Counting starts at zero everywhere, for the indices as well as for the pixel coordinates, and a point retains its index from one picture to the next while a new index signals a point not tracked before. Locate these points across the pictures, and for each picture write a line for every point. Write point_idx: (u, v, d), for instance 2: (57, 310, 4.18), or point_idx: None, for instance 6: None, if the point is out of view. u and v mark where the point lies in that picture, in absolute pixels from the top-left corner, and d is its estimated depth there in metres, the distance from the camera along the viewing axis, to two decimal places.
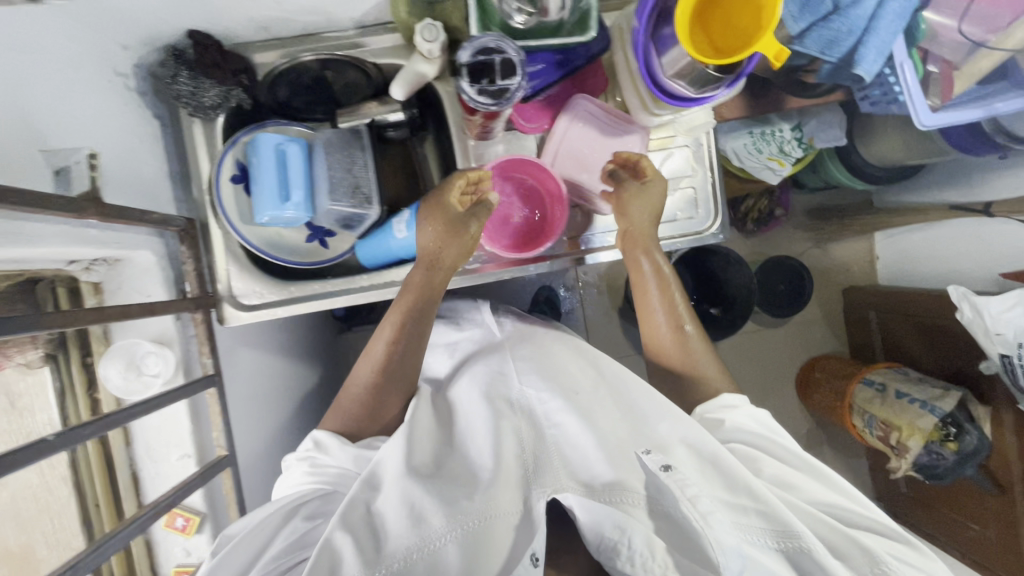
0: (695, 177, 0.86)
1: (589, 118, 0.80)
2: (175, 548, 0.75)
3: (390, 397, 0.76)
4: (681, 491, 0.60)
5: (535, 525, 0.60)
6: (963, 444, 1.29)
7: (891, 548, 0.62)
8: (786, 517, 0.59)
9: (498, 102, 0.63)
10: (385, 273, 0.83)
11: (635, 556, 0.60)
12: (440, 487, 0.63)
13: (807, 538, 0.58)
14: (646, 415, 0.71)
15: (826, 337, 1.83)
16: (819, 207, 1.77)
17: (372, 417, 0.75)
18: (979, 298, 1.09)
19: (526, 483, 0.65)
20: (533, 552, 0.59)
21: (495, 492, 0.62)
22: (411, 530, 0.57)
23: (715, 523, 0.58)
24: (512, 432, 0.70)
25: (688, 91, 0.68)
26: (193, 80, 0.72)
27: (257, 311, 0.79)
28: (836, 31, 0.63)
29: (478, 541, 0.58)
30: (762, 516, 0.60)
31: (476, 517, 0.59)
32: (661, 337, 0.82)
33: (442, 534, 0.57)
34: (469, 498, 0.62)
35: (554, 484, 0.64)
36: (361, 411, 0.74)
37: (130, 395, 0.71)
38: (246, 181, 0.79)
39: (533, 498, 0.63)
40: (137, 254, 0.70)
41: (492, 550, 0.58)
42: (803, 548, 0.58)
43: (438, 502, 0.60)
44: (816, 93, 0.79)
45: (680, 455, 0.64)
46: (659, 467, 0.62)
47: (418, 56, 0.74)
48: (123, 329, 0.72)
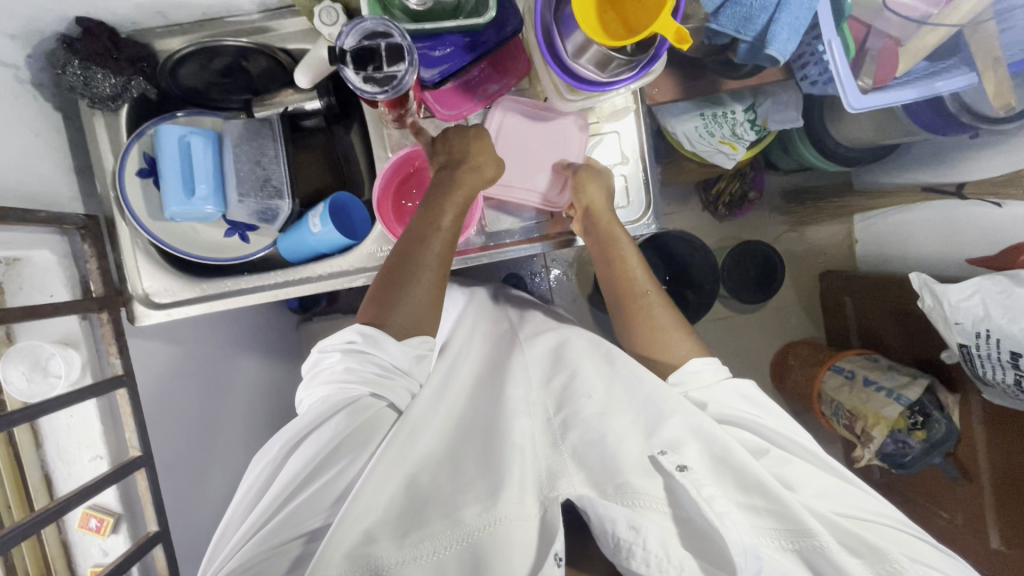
0: (629, 163, 0.82)
1: (519, 114, 0.79)
2: (92, 548, 0.75)
3: (421, 308, 0.66)
4: (696, 491, 0.56)
5: (554, 529, 0.57)
6: (931, 432, 1.27)
7: (899, 538, 0.60)
8: (798, 516, 0.57)
9: (385, 90, 0.59)
10: (301, 268, 0.81)
11: (653, 558, 0.56)
12: (454, 484, 0.60)
13: (823, 537, 0.56)
14: (658, 403, 0.65)
15: (802, 321, 1.80)
16: (796, 188, 1.72)
17: (409, 318, 0.65)
18: (939, 286, 1.04)
19: (542, 485, 0.62)
20: (557, 552, 0.55)
21: (513, 491, 0.58)
22: (444, 523, 0.56)
23: (730, 523, 0.54)
24: (526, 425, 0.67)
25: (598, 75, 0.64)
26: (83, 70, 0.69)
27: (169, 311, 0.77)
28: (749, 8, 0.59)
29: (494, 544, 0.55)
30: (773, 516, 0.58)
31: (502, 509, 0.57)
32: (626, 308, 0.79)
33: (468, 528, 0.56)
34: (479, 497, 0.58)
35: (568, 485, 0.61)
36: (389, 301, 0.65)
37: (33, 399, 0.68)
38: (154, 176, 0.76)
39: (548, 501, 0.60)
40: (35, 254, 0.68)
41: (506, 553, 0.55)
42: (818, 548, 0.56)
43: (460, 499, 0.58)
44: (743, 73, 0.75)
45: (697, 454, 0.61)
46: (676, 467, 0.59)
47: (322, 41, 0.70)
48: (28, 329, 0.70)
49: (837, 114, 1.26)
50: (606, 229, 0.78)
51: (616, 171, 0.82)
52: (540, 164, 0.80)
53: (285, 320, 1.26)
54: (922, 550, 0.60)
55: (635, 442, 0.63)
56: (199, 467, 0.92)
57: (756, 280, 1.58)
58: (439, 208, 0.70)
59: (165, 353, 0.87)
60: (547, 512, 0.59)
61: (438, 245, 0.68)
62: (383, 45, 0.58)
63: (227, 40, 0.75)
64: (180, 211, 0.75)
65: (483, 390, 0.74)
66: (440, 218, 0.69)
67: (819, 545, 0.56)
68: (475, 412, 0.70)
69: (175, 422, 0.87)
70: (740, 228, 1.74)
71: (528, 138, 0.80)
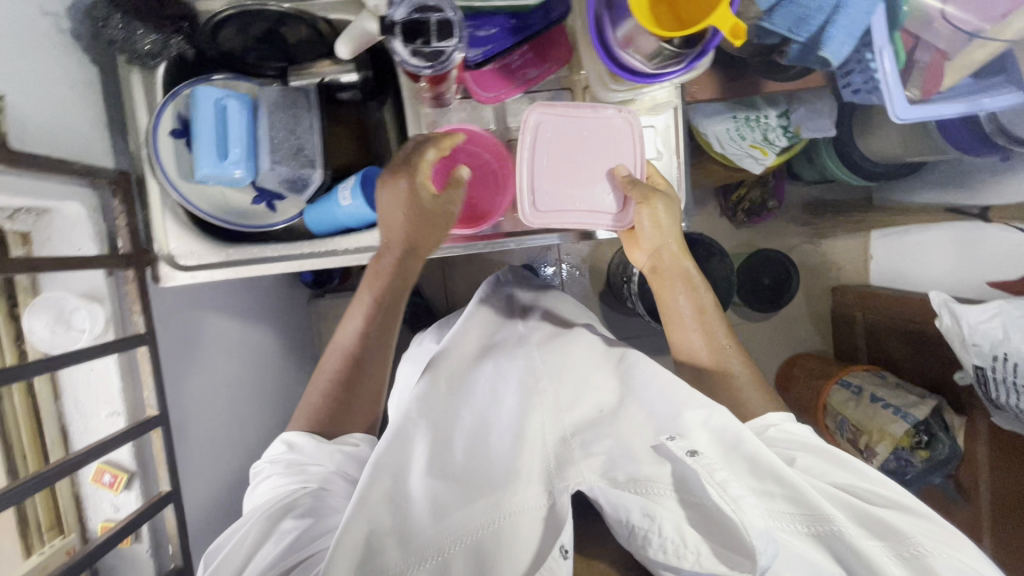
0: (662, 161, 0.81)
1: (556, 125, 0.74)
2: (103, 503, 0.75)
3: (364, 403, 0.74)
4: (707, 474, 0.54)
5: (561, 521, 0.56)
6: (934, 452, 1.28)
7: (931, 530, 0.56)
8: (813, 502, 0.56)
9: (432, 65, 0.58)
10: (327, 241, 0.80)
11: (670, 545, 0.53)
12: (462, 488, 0.61)
13: (840, 523, 0.54)
14: (660, 412, 0.67)
15: (810, 335, 1.79)
16: (815, 201, 1.71)
17: (346, 406, 0.73)
18: (959, 306, 1.03)
19: (550, 475, 0.62)
20: (563, 544, 0.54)
21: (518, 488, 0.60)
22: (436, 523, 0.57)
23: (747, 507, 0.51)
24: (539, 422, 0.69)
25: (646, 66, 0.63)
26: (125, 25, 0.69)
27: (194, 274, 0.77)
28: (805, 8, 0.58)
29: (495, 543, 0.56)
30: (789, 500, 0.56)
31: (503, 510, 0.58)
32: (691, 342, 0.79)
33: (465, 526, 0.56)
34: (486, 496, 0.60)
35: (578, 475, 0.60)
36: (330, 403, 0.72)
37: (54, 349, 0.70)
38: (187, 137, 0.76)
39: (556, 492, 0.59)
40: (65, 206, 0.68)
41: (512, 552, 0.55)
42: (838, 534, 0.54)
43: (461, 496, 0.60)
44: (789, 75, 0.74)
45: (700, 439, 0.61)
46: (685, 453, 0.57)
47: (367, 13, 0.70)
48: (54, 282, 0.71)
49: (868, 126, 1.25)
50: (680, 261, 0.79)
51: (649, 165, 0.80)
52: (595, 180, 0.76)
53: (296, 295, 1.25)
54: (954, 539, 0.56)
55: (639, 439, 0.64)
56: (211, 435, 0.92)
57: (770, 289, 1.56)
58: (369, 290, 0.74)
59: (184, 317, 0.86)
60: (557, 502, 0.58)
61: (370, 336, 0.73)
62: (434, 19, 0.57)
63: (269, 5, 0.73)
64: (211, 175, 0.74)
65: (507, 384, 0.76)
66: (370, 306, 0.73)
67: (834, 529, 0.54)
68: (482, 412, 0.72)
69: (190, 386, 0.86)
70: (757, 236, 1.72)
71: (581, 160, 0.76)
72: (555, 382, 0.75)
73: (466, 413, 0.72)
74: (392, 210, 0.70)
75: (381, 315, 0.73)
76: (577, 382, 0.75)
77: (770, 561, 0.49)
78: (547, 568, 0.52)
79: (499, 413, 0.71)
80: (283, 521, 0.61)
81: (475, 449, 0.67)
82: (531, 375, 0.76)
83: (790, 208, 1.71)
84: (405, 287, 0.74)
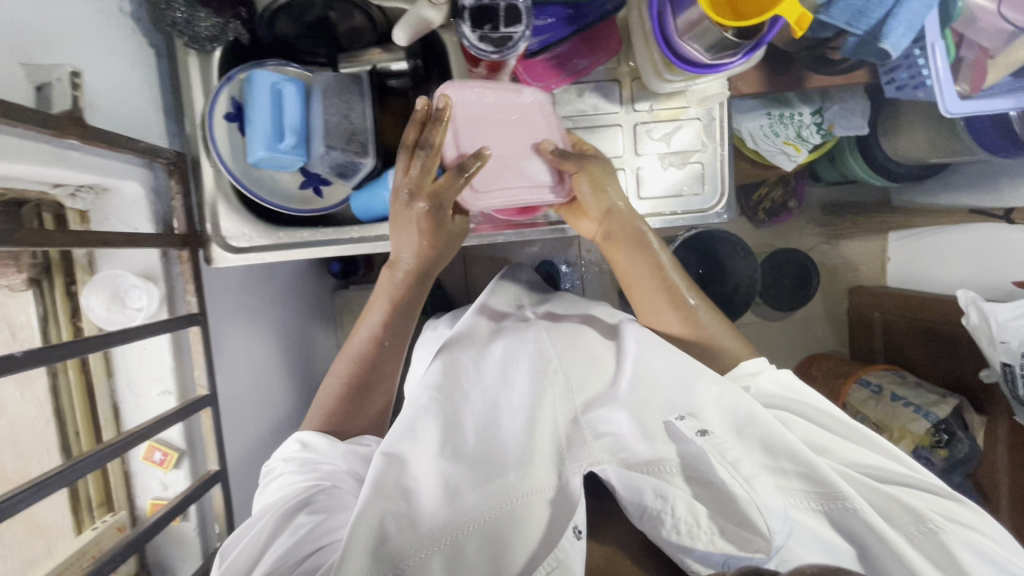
0: (704, 151, 0.82)
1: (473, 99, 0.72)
2: (152, 481, 0.76)
3: (379, 397, 0.73)
4: (719, 456, 0.56)
5: (573, 501, 0.58)
6: (954, 451, 1.28)
7: (945, 507, 0.58)
8: (830, 480, 0.57)
9: (499, 51, 0.59)
10: (374, 227, 0.80)
11: (682, 525, 0.55)
12: (472, 466, 0.61)
13: (856, 500, 0.56)
14: (672, 392, 0.64)
15: (827, 335, 1.79)
16: (833, 202, 1.72)
17: (362, 405, 0.71)
18: (988, 304, 1.06)
19: (561, 457, 0.62)
20: (575, 525, 0.55)
21: (528, 469, 0.60)
22: (447, 505, 0.57)
23: (759, 487, 0.54)
24: (550, 405, 0.66)
25: (703, 56, 0.64)
26: (187, 8, 0.69)
27: (245, 255, 0.78)
28: (866, 1, 0.59)
29: (510, 523, 0.57)
30: (805, 479, 0.58)
31: (515, 494, 0.58)
32: (660, 309, 0.75)
33: (476, 510, 0.57)
34: (501, 476, 0.59)
35: (590, 455, 0.61)
36: (345, 405, 0.70)
37: (110, 326, 0.72)
38: (240, 121, 0.77)
39: (567, 473, 0.60)
40: (124, 185, 0.69)
41: (523, 536, 0.56)
42: (852, 510, 0.56)
43: (474, 478, 0.59)
44: (839, 69, 0.75)
45: (712, 419, 0.61)
46: (695, 433, 0.58)
47: (424, 0, 0.71)
48: (110, 260, 0.72)
49: (892, 127, 1.24)
50: (631, 224, 0.76)
51: (694, 157, 0.82)
52: (527, 153, 0.75)
53: (324, 284, 1.25)
54: (969, 516, 0.58)
55: (651, 411, 0.63)
56: (249, 418, 0.92)
57: (790, 287, 1.57)
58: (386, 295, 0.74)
59: (229, 300, 0.87)
60: (564, 485, 0.59)
61: (387, 337, 0.73)
62: (503, 5, 0.58)
63: None
64: (265, 158, 0.75)
65: (509, 355, 0.74)
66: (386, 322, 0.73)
67: (847, 505, 0.56)
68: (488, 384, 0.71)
69: (232, 369, 0.87)
70: (775, 236, 1.73)
71: (496, 136, 0.73)
72: (561, 356, 0.72)
73: (472, 382, 0.71)
74: (403, 229, 0.72)
75: (399, 314, 0.73)
76: (580, 355, 0.73)
77: (785, 540, 0.51)
78: (561, 549, 0.54)
79: (505, 384, 0.70)
80: (296, 516, 0.59)
81: (487, 426, 0.65)
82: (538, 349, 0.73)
83: (809, 208, 1.72)
84: (421, 287, 0.75)
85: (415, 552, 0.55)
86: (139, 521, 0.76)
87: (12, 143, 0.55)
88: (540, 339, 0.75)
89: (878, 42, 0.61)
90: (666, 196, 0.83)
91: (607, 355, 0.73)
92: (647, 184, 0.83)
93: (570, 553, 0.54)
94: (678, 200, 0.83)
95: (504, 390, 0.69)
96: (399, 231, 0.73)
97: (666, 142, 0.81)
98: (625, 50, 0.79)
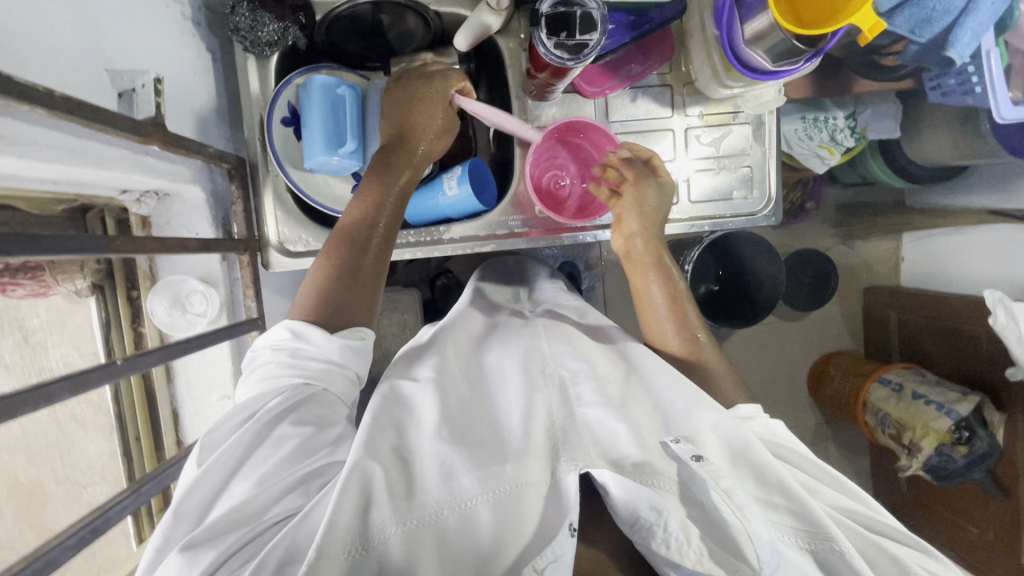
0: (751, 155, 0.83)
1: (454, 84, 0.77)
2: None
3: (370, 289, 0.66)
4: (714, 484, 0.53)
5: (566, 496, 0.53)
6: (975, 448, 1.15)
7: (932, 563, 0.56)
8: (819, 519, 0.54)
9: (575, 58, 0.62)
10: (430, 230, 0.82)
11: (672, 540, 0.51)
12: (472, 448, 0.57)
13: (845, 545, 0.52)
14: (673, 409, 0.62)
15: (841, 336, 1.63)
16: (851, 202, 1.59)
17: (339, 310, 0.63)
18: (1016, 304, 1.06)
19: (554, 451, 0.58)
20: (570, 522, 0.50)
21: (523, 460, 0.56)
22: (441, 484, 0.53)
23: (751, 516, 0.51)
24: (543, 403, 0.63)
25: (765, 64, 0.66)
26: (251, 13, 0.69)
27: (301, 259, 0.77)
28: (931, 10, 0.63)
29: (511, 508, 0.52)
30: (797, 514, 0.55)
31: (509, 481, 0.54)
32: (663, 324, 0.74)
33: (473, 493, 0.52)
34: (500, 463, 0.55)
35: (584, 456, 0.56)
36: (335, 285, 0.63)
37: (174, 332, 0.71)
38: (295, 125, 0.76)
39: (561, 470, 0.56)
40: (187, 191, 0.69)
41: (521, 523, 0.52)
42: (839, 552, 0.52)
43: (468, 459, 0.55)
44: (893, 77, 0.77)
45: (710, 443, 0.58)
46: (690, 457, 0.55)
47: (485, 7, 0.71)
48: (171, 265, 0.72)
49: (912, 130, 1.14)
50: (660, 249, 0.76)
51: (742, 162, 0.83)
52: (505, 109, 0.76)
53: None
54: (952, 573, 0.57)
55: (647, 430, 0.59)
56: None
57: (811, 288, 1.54)
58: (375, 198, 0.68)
59: (283, 304, 0.86)
60: (559, 478, 0.55)
61: (378, 227, 0.67)
62: (579, 13, 0.61)
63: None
64: (322, 163, 0.75)
65: (505, 357, 0.71)
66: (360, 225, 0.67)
67: (835, 547, 0.52)
68: (479, 392, 0.67)
69: None
70: (788, 236, 1.59)
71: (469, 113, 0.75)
72: (556, 359, 0.70)
73: (458, 384, 0.67)
74: (405, 107, 0.73)
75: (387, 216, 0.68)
76: (577, 354, 0.71)
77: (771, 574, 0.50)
78: (555, 545, 0.50)
79: (496, 393, 0.67)
80: (281, 427, 0.56)
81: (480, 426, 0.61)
82: (535, 349, 0.72)
83: (824, 208, 1.59)
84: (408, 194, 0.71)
85: (392, 529, 0.50)
86: None
87: (102, 152, 0.55)
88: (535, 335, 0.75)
89: (943, 50, 0.65)
90: (716, 199, 0.84)
91: (602, 360, 0.70)
92: (695, 187, 0.84)
93: (566, 549, 0.49)
94: (728, 204, 0.84)
95: (498, 395, 0.66)
96: (399, 109, 0.73)
97: (715, 147, 0.83)
98: (680, 53, 0.81)
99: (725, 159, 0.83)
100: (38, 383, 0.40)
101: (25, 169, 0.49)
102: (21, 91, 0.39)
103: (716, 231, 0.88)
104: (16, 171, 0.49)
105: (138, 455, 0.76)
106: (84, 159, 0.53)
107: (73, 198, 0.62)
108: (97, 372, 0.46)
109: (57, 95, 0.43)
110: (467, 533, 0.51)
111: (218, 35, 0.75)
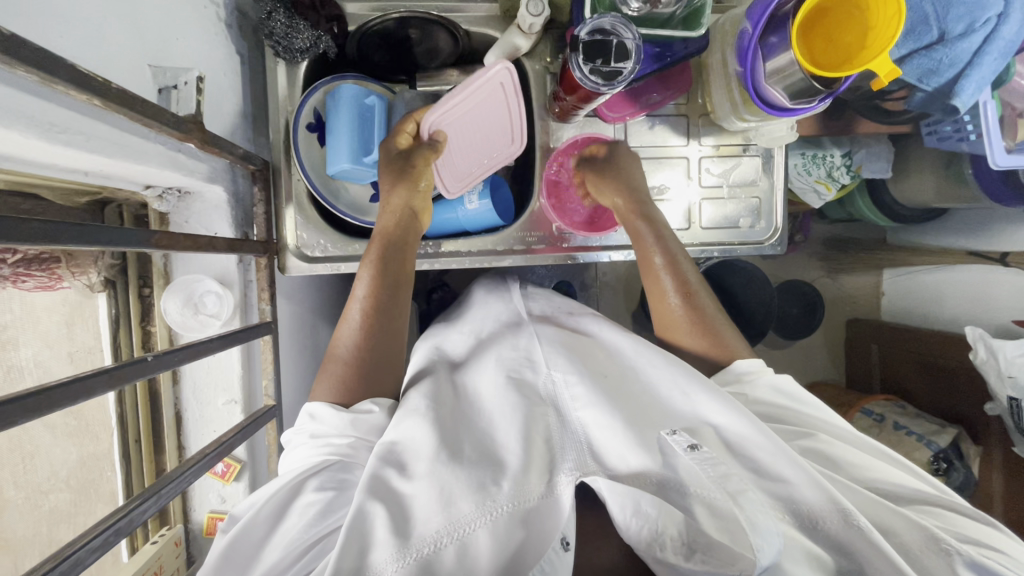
0: (760, 186, 0.87)
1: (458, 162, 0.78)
2: (210, 494, 0.73)
3: (384, 357, 0.67)
4: (709, 472, 0.54)
5: (563, 506, 0.53)
6: (951, 479, 1.17)
7: (950, 518, 0.56)
8: (829, 495, 0.53)
9: (608, 83, 0.66)
10: (445, 242, 0.83)
11: (667, 541, 0.50)
12: (471, 466, 0.56)
13: (859, 517, 0.52)
14: (664, 404, 0.64)
15: (824, 367, 1.65)
16: (837, 238, 1.61)
17: (366, 383, 0.65)
18: (995, 340, 1.09)
19: (545, 466, 0.57)
20: (563, 535, 0.51)
21: (521, 478, 0.55)
22: (440, 512, 0.52)
23: (746, 503, 0.51)
24: (539, 419, 0.62)
25: (784, 100, 0.69)
26: (288, 20, 0.69)
27: (317, 264, 0.77)
28: (938, 62, 0.68)
29: (511, 530, 0.52)
30: (811, 488, 0.54)
31: (508, 501, 0.53)
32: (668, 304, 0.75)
33: (470, 517, 0.52)
34: (497, 484, 0.54)
35: (583, 466, 0.56)
36: (357, 371, 0.65)
37: (185, 331, 0.70)
38: (320, 131, 0.77)
39: (559, 481, 0.55)
40: (209, 190, 0.68)
41: (514, 544, 0.52)
42: (861, 528, 0.51)
43: (467, 482, 0.54)
44: (898, 120, 0.83)
45: (712, 438, 0.59)
46: (684, 448, 0.56)
47: (516, 29, 0.73)
48: (186, 264, 0.71)
49: (900, 170, 1.19)
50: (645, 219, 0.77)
51: (751, 191, 0.86)
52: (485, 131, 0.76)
53: None
54: (980, 532, 0.55)
55: (644, 426, 0.60)
56: None
57: (799, 318, 1.53)
58: (362, 262, 0.70)
59: (292, 309, 0.84)
60: (552, 492, 0.54)
61: (382, 297, 0.68)
62: (614, 42, 0.64)
63: (393, 11, 0.76)
64: (346, 170, 0.76)
65: (501, 372, 0.69)
66: (376, 275, 0.68)
67: (852, 523, 0.52)
68: (480, 409, 0.66)
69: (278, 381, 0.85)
70: (779, 268, 1.61)
71: (464, 145, 0.77)
72: (549, 365, 0.69)
73: (450, 409, 0.65)
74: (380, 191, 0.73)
75: (386, 277, 0.69)
76: (574, 357, 0.70)
77: (771, 559, 0.48)
78: (547, 560, 0.50)
79: (489, 409, 0.65)
80: (305, 493, 0.56)
81: (482, 437, 0.61)
82: (529, 361, 0.70)
83: (812, 243, 1.61)
84: (402, 244, 0.71)
85: (392, 567, 0.48)
86: (193, 536, 0.73)
87: (140, 145, 0.54)
88: (532, 345, 0.73)
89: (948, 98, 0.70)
90: (724, 227, 0.87)
91: (598, 368, 0.69)
92: (706, 214, 0.86)
93: (558, 564, 0.50)
94: (734, 231, 0.87)
95: (493, 410, 0.64)
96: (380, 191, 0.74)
97: (727, 177, 0.86)
98: (695, 86, 0.84)
99: (735, 188, 0.86)
100: (78, 375, 0.40)
101: (67, 157, 0.48)
102: (80, 79, 0.39)
103: (723, 257, 0.91)
104: (56, 160, 0.48)
105: (137, 459, 0.73)
106: (123, 151, 0.52)
107: (97, 191, 0.61)
108: (129, 368, 0.45)
109: (113, 88, 0.43)
110: (468, 558, 0.50)
111: (247, 39, 0.75)
